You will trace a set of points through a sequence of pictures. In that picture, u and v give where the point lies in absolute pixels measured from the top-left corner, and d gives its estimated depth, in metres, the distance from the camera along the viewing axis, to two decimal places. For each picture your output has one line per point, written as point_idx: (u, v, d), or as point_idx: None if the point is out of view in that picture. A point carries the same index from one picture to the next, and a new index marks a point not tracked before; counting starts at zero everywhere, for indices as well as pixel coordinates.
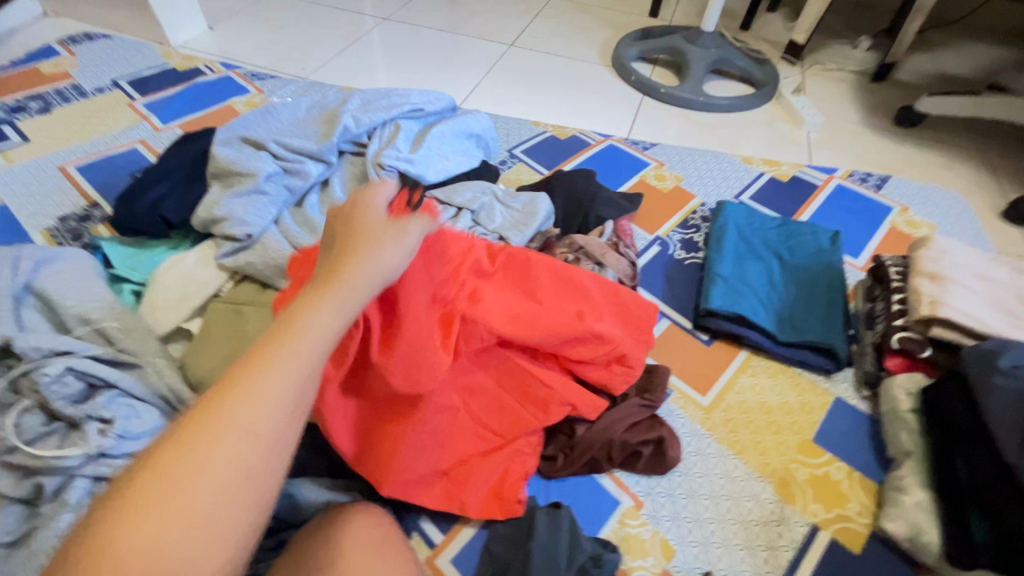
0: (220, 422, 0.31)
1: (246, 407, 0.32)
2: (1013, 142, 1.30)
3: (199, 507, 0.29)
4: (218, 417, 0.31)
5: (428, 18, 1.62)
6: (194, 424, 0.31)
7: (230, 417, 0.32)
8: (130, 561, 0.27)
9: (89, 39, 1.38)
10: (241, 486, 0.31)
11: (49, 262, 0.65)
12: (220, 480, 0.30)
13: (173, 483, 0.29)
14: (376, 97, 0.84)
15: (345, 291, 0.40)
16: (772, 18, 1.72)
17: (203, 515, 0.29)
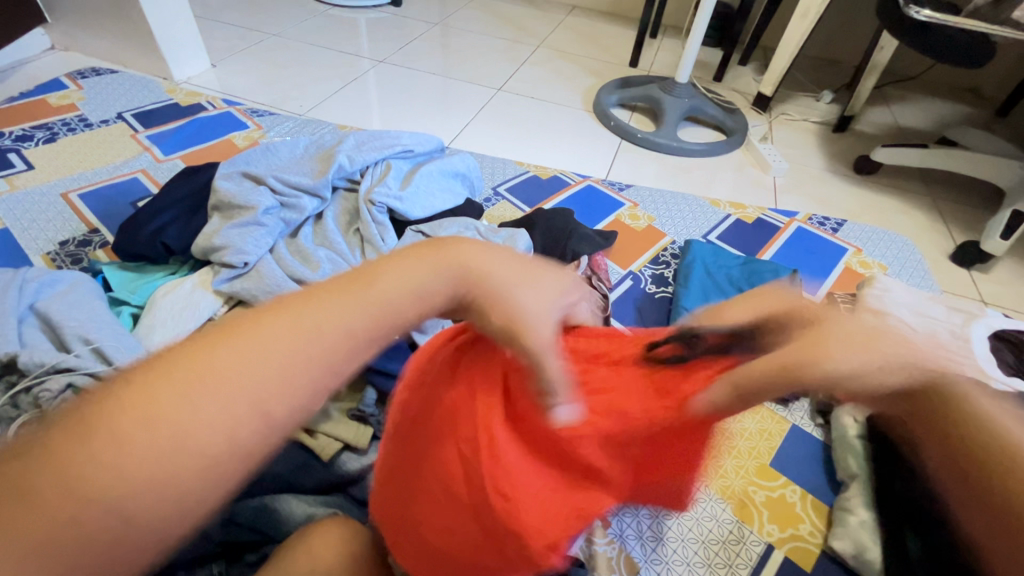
0: (194, 373, 0.27)
1: (227, 373, 0.27)
2: (961, 191, 1.41)
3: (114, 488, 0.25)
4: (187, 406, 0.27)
5: (422, 61, 1.72)
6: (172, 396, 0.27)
7: (207, 382, 0.27)
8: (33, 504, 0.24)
9: (96, 73, 1.44)
10: (169, 472, 0.25)
11: (51, 286, 0.70)
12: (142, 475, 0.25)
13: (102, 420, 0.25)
14: (371, 138, 0.91)
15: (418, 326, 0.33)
16: (743, 71, 1.85)
17: (121, 486, 0.24)
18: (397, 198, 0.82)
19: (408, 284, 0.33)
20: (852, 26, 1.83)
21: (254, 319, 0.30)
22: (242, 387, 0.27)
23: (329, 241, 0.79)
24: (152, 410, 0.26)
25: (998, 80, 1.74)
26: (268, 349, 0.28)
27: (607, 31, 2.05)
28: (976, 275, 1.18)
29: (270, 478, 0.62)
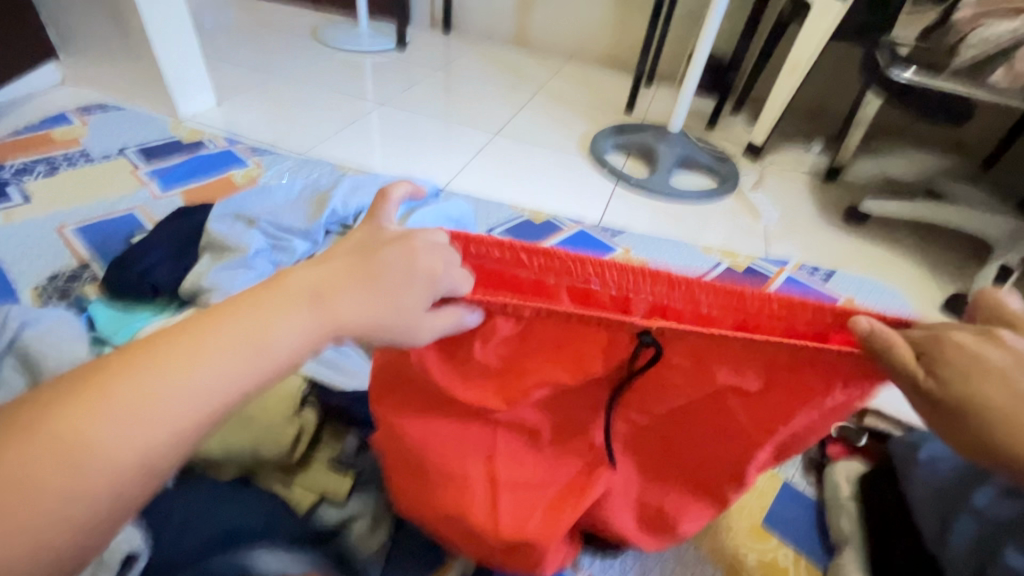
0: (110, 378, 0.34)
1: (162, 385, 0.34)
2: (952, 243, 1.43)
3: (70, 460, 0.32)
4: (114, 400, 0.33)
5: (424, 104, 1.76)
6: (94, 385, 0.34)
7: (138, 403, 0.34)
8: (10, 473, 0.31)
9: (102, 109, 1.47)
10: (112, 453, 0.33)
11: (34, 323, 0.69)
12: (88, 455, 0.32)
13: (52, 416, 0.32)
14: (366, 181, 0.92)
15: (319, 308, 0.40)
16: (734, 120, 1.91)
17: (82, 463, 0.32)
18: None
19: (298, 321, 0.39)
20: (840, 81, 1.89)
21: (167, 339, 0.36)
22: (172, 400, 0.34)
23: None
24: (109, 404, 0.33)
25: (982, 135, 1.79)
26: (202, 364, 0.35)
27: (603, 79, 2.12)
28: None
29: (244, 532, 0.58)
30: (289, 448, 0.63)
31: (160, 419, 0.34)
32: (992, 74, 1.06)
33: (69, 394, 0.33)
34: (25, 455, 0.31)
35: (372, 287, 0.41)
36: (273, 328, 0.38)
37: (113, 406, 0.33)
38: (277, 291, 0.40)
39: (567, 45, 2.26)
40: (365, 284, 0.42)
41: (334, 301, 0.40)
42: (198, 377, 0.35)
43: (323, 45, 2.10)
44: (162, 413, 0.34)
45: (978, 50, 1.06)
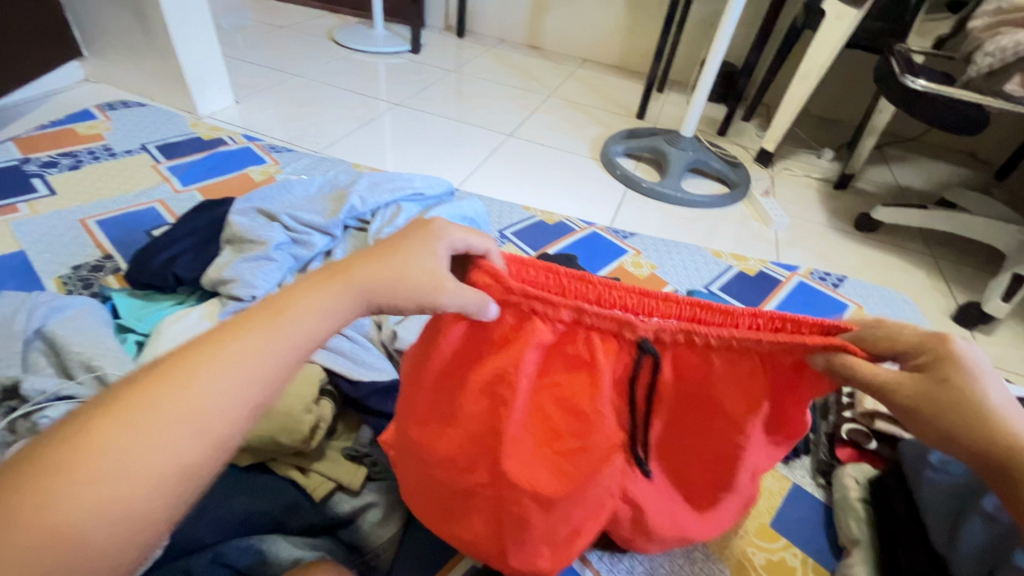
0: (175, 381, 0.33)
1: (230, 367, 0.35)
2: (963, 252, 1.42)
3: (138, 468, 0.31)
4: (184, 400, 0.33)
5: (437, 106, 1.79)
6: (161, 381, 0.33)
7: (202, 387, 0.34)
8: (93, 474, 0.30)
9: (125, 106, 1.51)
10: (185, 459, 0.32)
11: (62, 310, 0.71)
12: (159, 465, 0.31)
13: (124, 419, 0.32)
14: (383, 179, 0.94)
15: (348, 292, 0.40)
16: (746, 127, 1.91)
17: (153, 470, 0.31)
18: None
19: (341, 300, 0.40)
20: (852, 89, 1.90)
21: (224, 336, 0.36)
22: (235, 380, 0.35)
23: None
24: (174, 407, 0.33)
25: (995, 146, 1.79)
26: (264, 345, 0.36)
27: (615, 83, 2.14)
28: (978, 335, 1.18)
29: (259, 516, 0.60)
30: (304, 436, 0.64)
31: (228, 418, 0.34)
32: (1008, 82, 1.05)
33: (125, 390, 0.33)
34: (107, 455, 0.30)
35: (393, 261, 0.42)
36: (316, 311, 0.39)
37: (178, 393, 0.33)
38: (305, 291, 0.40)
39: (579, 49, 2.28)
40: (384, 262, 0.41)
41: (357, 275, 0.41)
42: (251, 355, 0.36)
43: (338, 46, 2.13)
44: (225, 397, 0.34)
45: (994, 59, 1.05)
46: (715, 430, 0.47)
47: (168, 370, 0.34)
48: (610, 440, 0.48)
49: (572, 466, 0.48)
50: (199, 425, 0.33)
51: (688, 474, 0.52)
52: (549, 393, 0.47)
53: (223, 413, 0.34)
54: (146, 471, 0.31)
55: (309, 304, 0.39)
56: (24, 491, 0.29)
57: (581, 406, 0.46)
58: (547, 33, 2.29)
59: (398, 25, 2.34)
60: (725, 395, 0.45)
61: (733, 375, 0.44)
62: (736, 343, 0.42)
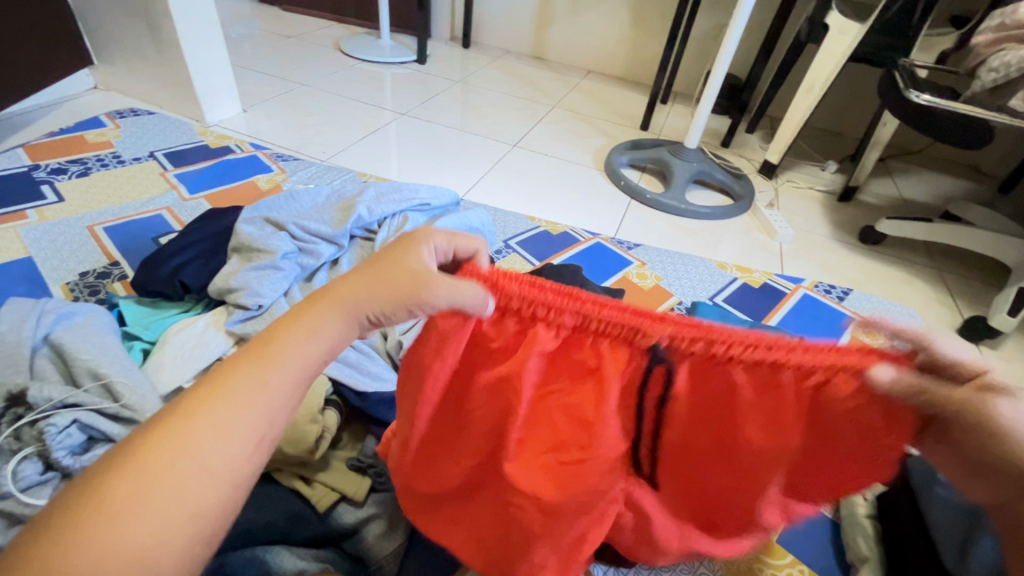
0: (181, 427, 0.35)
1: (229, 405, 0.37)
2: (968, 265, 1.42)
3: (157, 513, 0.33)
4: (189, 442, 0.35)
5: (442, 116, 1.80)
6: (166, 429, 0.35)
7: (217, 419, 0.36)
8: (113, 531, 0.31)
9: (134, 114, 1.52)
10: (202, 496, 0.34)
11: (69, 317, 0.71)
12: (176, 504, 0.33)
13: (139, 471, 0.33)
14: (390, 189, 0.95)
15: (335, 314, 0.42)
16: (749, 139, 1.92)
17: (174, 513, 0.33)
18: None
19: (337, 325, 0.42)
20: (855, 102, 1.91)
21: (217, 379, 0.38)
22: (238, 411, 0.37)
23: None
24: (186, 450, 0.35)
25: (999, 159, 1.79)
26: (257, 383, 0.38)
27: (620, 95, 2.15)
28: (985, 350, 1.17)
29: (263, 527, 0.59)
30: (310, 445, 0.63)
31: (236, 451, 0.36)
32: (1013, 96, 1.05)
33: (130, 443, 0.34)
34: (124, 509, 0.32)
35: (380, 277, 0.42)
36: (309, 336, 0.41)
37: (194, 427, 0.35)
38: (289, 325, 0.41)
39: (584, 60, 2.30)
40: (368, 282, 0.42)
41: (344, 297, 0.42)
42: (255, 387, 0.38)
43: (345, 55, 2.15)
44: (232, 432, 0.36)
45: (999, 74, 1.06)
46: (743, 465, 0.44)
47: (171, 419, 0.35)
48: (616, 454, 0.45)
49: (584, 484, 0.45)
50: (219, 457, 0.35)
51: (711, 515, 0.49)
52: (556, 405, 0.45)
53: (235, 441, 0.36)
54: (170, 511, 0.33)
55: (296, 336, 0.40)
56: (45, 552, 0.30)
57: (587, 418, 0.44)
58: (551, 45, 2.31)
59: (405, 36, 2.37)
60: (749, 426, 0.42)
61: (763, 398, 0.41)
62: (765, 356, 0.40)
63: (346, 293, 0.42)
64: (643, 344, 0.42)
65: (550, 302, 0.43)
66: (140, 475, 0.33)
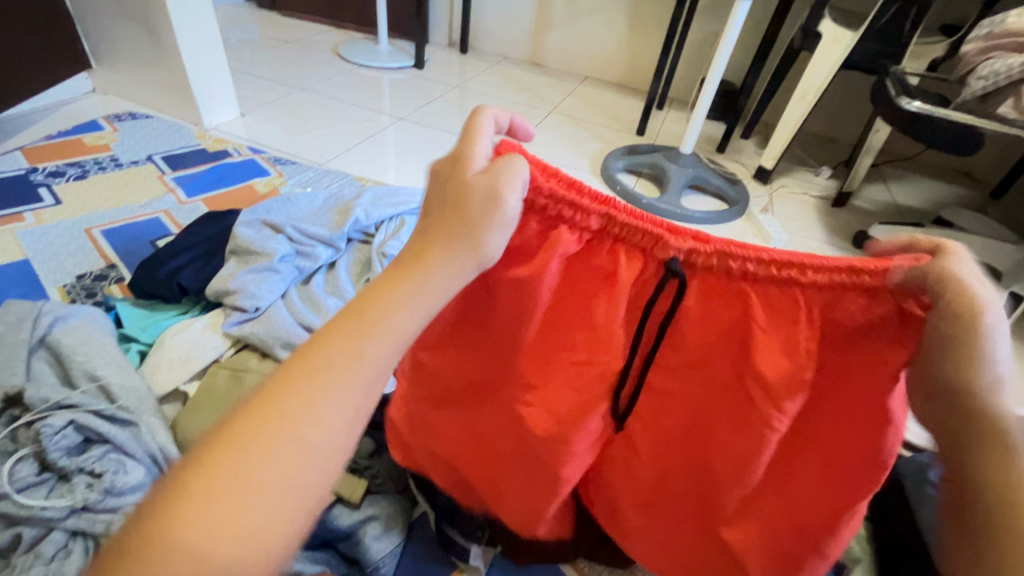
0: (268, 418, 0.32)
1: (315, 390, 0.33)
2: None
3: (245, 512, 0.30)
4: (276, 431, 0.32)
5: (440, 120, 1.81)
6: (252, 418, 0.32)
7: (293, 408, 0.32)
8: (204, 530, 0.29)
9: (132, 118, 1.53)
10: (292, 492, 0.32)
11: (66, 319, 0.71)
12: (265, 498, 0.31)
13: (222, 465, 0.31)
14: (387, 194, 0.95)
15: (428, 283, 0.37)
16: (744, 144, 1.94)
17: (262, 506, 0.31)
18: None
19: (445, 289, 0.37)
20: (849, 109, 1.93)
21: (303, 363, 0.34)
22: (332, 400, 0.33)
23: (339, 289, 0.81)
24: (270, 441, 0.32)
25: (991, 166, 1.81)
26: (350, 369, 0.34)
27: (616, 100, 2.17)
28: None
29: None
30: None
31: (328, 446, 0.33)
32: (1000, 106, 1.08)
33: (219, 433, 0.32)
34: (217, 503, 0.30)
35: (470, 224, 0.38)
36: (399, 309, 0.36)
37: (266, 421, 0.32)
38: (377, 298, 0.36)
39: (581, 65, 2.31)
40: (463, 242, 0.38)
41: (434, 253, 0.37)
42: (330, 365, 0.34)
43: (343, 61, 2.17)
44: (323, 422, 0.33)
45: (989, 82, 1.08)
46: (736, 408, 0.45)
47: (256, 405, 0.32)
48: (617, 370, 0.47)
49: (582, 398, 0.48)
50: (301, 451, 0.32)
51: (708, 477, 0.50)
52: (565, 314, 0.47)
53: (330, 433, 0.33)
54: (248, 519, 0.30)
55: (385, 311, 0.36)
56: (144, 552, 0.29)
57: (595, 324, 0.45)
58: (548, 51, 2.32)
59: (402, 42, 2.38)
60: (762, 350, 0.42)
61: (778, 315, 0.42)
62: (783, 273, 0.40)
63: (438, 249, 0.37)
64: (666, 269, 0.43)
65: (574, 204, 0.43)
66: (226, 467, 0.31)
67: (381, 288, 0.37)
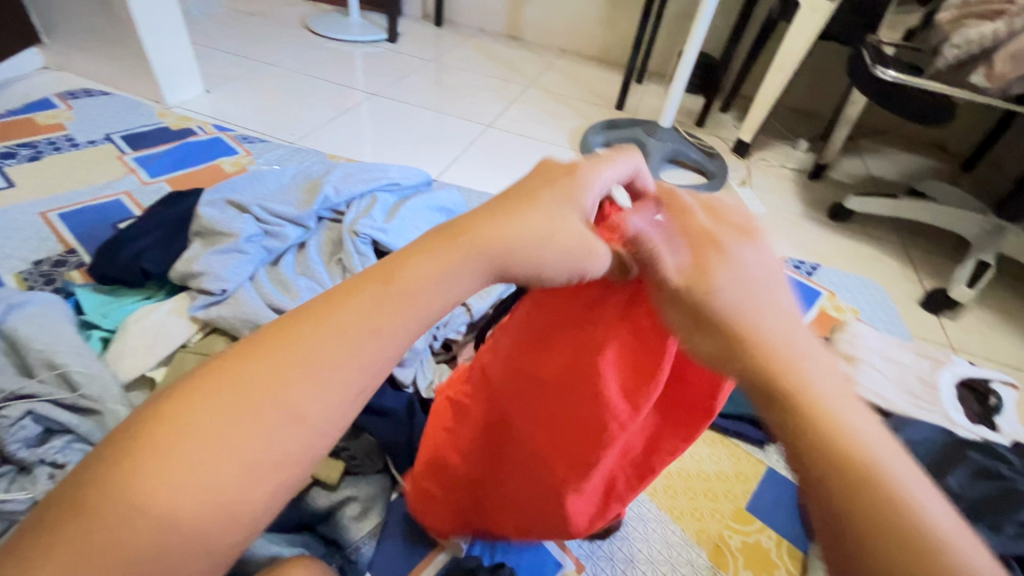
0: (327, 324, 0.33)
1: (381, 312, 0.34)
2: (932, 240, 1.46)
3: (256, 420, 0.30)
4: (341, 333, 0.32)
5: (415, 95, 1.76)
6: (302, 322, 0.33)
7: (287, 360, 0.31)
8: (201, 430, 0.29)
9: (88, 95, 1.45)
10: (273, 427, 0.30)
11: (21, 305, 0.68)
12: (277, 413, 0.30)
13: (266, 368, 0.31)
14: (358, 169, 0.93)
15: (537, 204, 0.38)
16: (723, 118, 1.93)
17: (249, 444, 0.29)
18: (381, 229, 0.83)
19: (566, 204, 0.39)
20: (826, 81, 1.93)
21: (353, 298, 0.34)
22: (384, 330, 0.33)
23: (310, 270, 0.79)
24: (281, 361, 0.31)
25: (962, 136, 1.84)
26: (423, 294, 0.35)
27: (595, 74, 2.13)
28: (945, 321, 1.21)
29: None
30: None
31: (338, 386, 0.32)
32: (972, 74, 1.07)
33: (272, 329, 0.33)
34: (222, 405, 0.29)
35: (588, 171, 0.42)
36: (513, 220, 0.37)
37: (247, 373, 0.30)
38: (482, 221, 0.37)
39: (559, 38, 2.27)
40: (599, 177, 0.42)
41: (580, 170, 0.41)
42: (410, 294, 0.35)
43: (313, 34, 2.08)
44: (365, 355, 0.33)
45: (960, 50, 1.07)
46: (541, 342, 0.47)
47: (317, 309, 0.33)
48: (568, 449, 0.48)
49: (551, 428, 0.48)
50: (316, 384, 0.31)
51: (529, 453, 0.51)
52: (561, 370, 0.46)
53: (341, 375, 0.32)
54: (254, 444, 0.29)
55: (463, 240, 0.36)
56: (166, 418, 0.29)
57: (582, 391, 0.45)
58: (526, 23, 2.27)
59: (375, 14, 2.30)
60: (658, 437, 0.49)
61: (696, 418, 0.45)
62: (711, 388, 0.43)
63: (551, 191, 0.40)
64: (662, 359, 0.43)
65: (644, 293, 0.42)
66: (274, 354, 0.31)
67: (485, 215, 0.38)
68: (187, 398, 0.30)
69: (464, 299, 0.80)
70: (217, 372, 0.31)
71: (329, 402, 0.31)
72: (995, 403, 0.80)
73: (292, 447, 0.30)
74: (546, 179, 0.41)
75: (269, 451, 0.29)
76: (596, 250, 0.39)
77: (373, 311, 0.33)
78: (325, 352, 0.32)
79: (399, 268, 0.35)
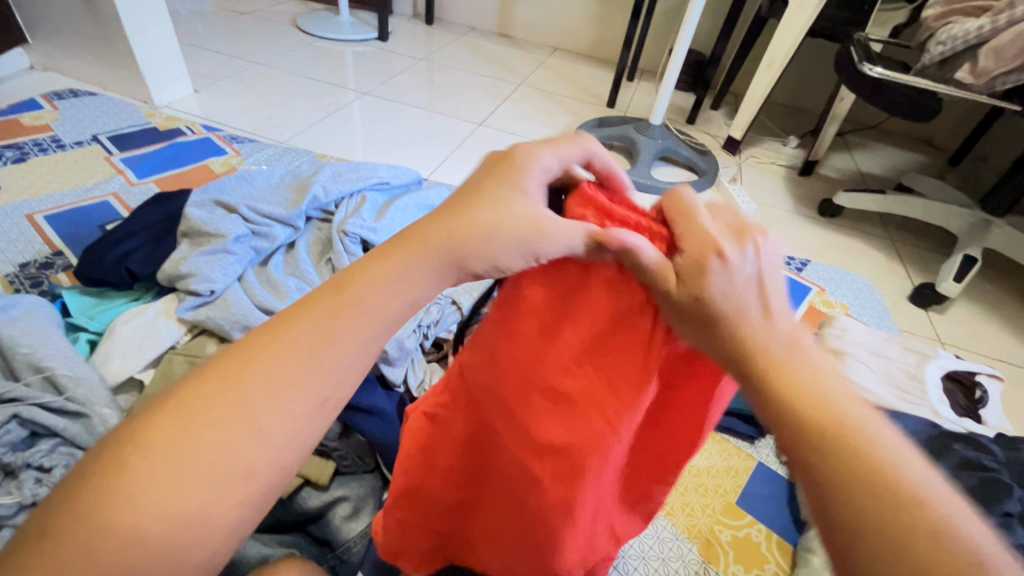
0: (285, 341, 0.34)
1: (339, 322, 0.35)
2: (920, 235, 1.48)
3: (223, 438, 0.31)
4: (304, 344, 0.34)
5: (406, 94, 1.76)
6: (258, 343, 0.34)
7: (246, 380, 0.32)
8: (165, 454, 0.29)
9: (74, 96, 1.44)
10: (243, 442, 0.31)
11: (6, 308, 0.67)
12: (242, 429, 0.31)
13: (227, 386, 0.32)
14: (347, 169, 0.93)
15: (478, 200, 0.40)
16: (714, 115, 1.94)
17: (218, 460, 0.30)
18: (371, 229, 0.83)
19: (509, 194, 0.40)
20: (814, 78, 1.94)
21: (308, 313, 0.35)
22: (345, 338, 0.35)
23: (299, 270, 0.79)
24: (246, 378, 0.32)
25: (949, 132, 1.86)
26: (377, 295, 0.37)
27: (587, 72, 2.13)
28: (933, 315, 1.22)
29: None
30: None
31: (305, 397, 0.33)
32: (957, 70, 1.08)
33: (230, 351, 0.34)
34: (185, 426, 0.30)
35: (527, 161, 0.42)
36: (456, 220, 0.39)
37: (206, 393, 0.32)
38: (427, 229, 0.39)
39: (550, 36, 2.27)
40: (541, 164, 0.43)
41: (520, 159, 0.42)
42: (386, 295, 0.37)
43: (303, 33, 2.07)
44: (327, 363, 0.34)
45: (946, 47, 1.08)
46: (520, 340, 0.44)
47: (273, 328, 0.35)
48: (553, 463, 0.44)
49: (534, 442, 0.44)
50: (281, 395, 0.32)
51: (515, 468, 0.47)
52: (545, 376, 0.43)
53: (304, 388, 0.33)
54: (225, 461, 0.30)
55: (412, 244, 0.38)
56: (127, 445, 0.30)
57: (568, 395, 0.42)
58: (517, 21, 2.27)
59: (366, 13, 2.29)
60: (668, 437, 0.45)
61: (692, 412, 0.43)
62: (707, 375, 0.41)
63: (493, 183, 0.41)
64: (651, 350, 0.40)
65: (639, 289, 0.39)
66: (234, 374, 0.32)
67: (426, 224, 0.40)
68: (146, 425, 0.30)
69: (454, 297, 0.80)
70: (179, 396, 0.31)
71: (295, 413, 0.32)
72: (981, 396, 0.81)
73: (263, 462, 0.31)
74: (484, 178, 0.42)
75: (241, 467, 0.30)
76: (545, 229, 0.39)
77: (330, 318, 0.35)
78: (287, 366, 0.33)
79: (349, 281, 0.37)
